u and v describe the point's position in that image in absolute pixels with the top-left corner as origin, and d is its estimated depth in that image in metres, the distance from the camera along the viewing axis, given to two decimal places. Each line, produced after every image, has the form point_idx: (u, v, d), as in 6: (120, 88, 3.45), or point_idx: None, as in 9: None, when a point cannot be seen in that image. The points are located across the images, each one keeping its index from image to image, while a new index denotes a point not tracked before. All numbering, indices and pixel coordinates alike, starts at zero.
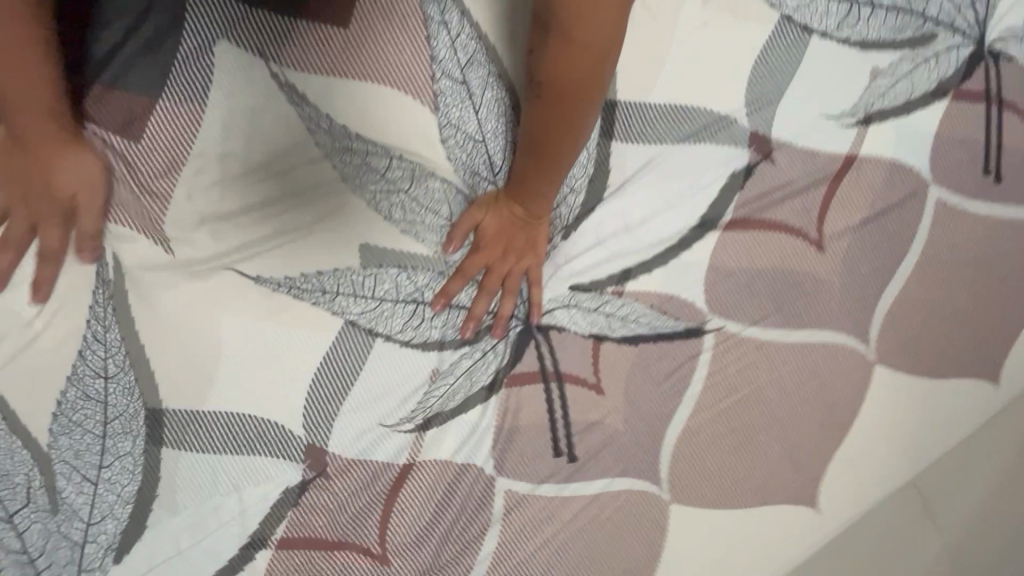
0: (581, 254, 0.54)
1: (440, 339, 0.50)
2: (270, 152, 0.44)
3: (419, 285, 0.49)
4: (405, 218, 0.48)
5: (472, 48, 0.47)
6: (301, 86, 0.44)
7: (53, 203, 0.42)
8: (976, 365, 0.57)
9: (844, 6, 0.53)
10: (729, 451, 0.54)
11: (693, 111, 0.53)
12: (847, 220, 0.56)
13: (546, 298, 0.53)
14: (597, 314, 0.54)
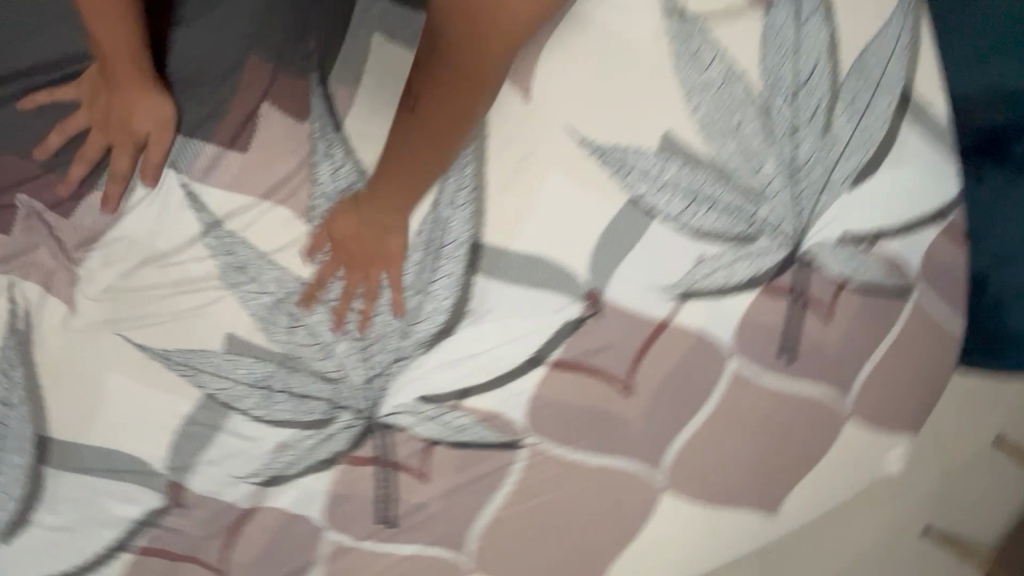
0: (430, 370, 0.62)
1: (289, 419, 0.60)
2: (169, 250, 0.57)
3: (272, 373, 0.59)
4: (266, 318, 0.58)
5: (352, 185, 0.57)
6: (199, 202, 0.56)
7: (128, 134, 0.55)
8: (744, 496, 0.73)
9: (683, 200, 0.61)
10: (527, 534, 0.68)
11: (543, 264, 0.61)
12: (659, 374, 0.66)
13: (393, 404, 0.62)
14: (432, 420, 0.64)
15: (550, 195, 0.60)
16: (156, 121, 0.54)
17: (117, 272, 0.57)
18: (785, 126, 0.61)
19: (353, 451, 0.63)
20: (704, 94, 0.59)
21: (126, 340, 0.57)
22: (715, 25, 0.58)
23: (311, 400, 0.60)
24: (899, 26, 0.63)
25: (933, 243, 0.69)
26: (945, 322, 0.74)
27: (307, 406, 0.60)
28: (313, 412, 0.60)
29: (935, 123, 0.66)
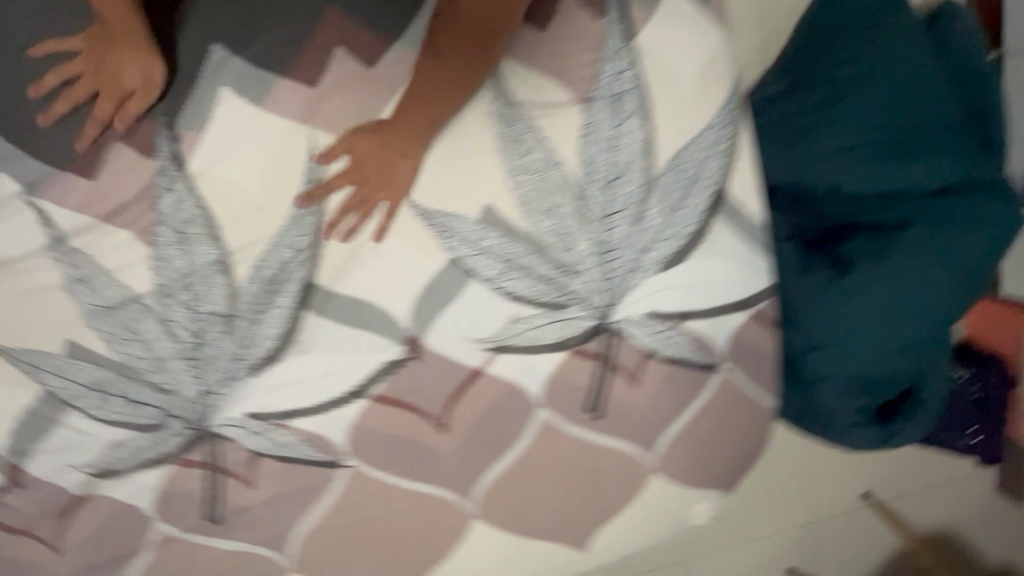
0: (259, 388, 0.69)
1: (121, 419, 0.67)
2: (19, 260, 0.63)
3: (105, 378, 0.66)
4: (103, 329, 0.64)
5: (188, 219, 0.63)
6: (49, 219, 0.63)
7: (116, 86, 0.61)
8: (553, 531, 0.81)
9: (499, 265, 0.68)
10: (343, 544, 0.76)
11: (367, 307, 0.68)
12: (472, 415, 0.73)
13: (223, 416, 0.69)
14: (260, 434, 0.71)
15: (378, 247, 0.66)
16: (143, 78, 0.60)
17: None
18: (598, 210, 0.68)
19: (183, 454, 0.69)
20: (525, 175, 0.66)
21: None
22: (539, 116, 0.65)
23: (141, 405, 0.67)
24: (719, 133, 0.69)
25: (742, 327, 0.76)
26: (755, 398, 0.81)
27: (137, 409, 0.67)
28: (142, 416, 0.67)
29: (749, 222, 0.73)
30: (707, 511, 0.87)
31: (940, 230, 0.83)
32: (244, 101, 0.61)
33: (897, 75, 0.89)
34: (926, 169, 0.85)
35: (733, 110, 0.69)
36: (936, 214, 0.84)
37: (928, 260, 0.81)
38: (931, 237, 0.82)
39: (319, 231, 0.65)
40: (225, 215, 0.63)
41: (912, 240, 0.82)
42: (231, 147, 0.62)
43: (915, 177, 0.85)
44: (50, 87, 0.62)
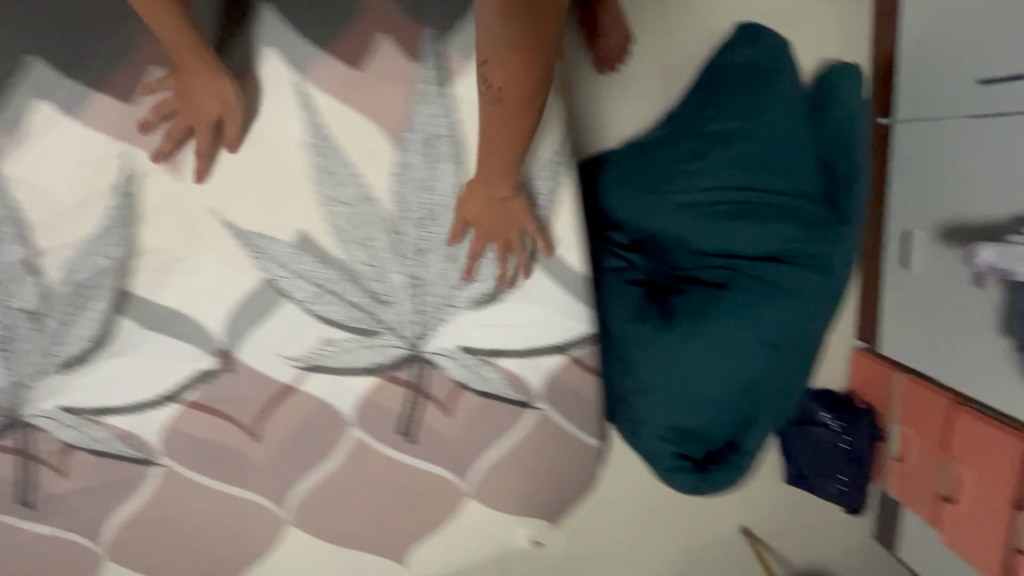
0: (72, 385, 0.71)
1: None
2: None
3: None
4: None
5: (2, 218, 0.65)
6: None
7: (203, 116, 0.63)
8: (370, 547, 0.83)
9: (311, 290, 0.71)
10: (157, 538, 0.79)
11: (182, 317, 0.71)
12: (286, 429, 0.76)
13: (36, 408, 0.71)
14: (71, 429, 0.73)
15: (194, 261, 0.69)
16: (220, 101, 0.63)
17: None
18: (411, 247, 0.72)
19: None
20: (338, 207, 0.70)
21: None
22: (354, 154, 0.68)
23: None
24: (535, 187, 0.73)
25: (559, 369, 0.79)
26: (574, 434, 0.85)
27: None
28: None
29: (566, 270, 0.77)
30: (528, 538, 0.90)
31: (765, 292, 0.88)
32: (62, 110, 0.63)
33: (748, 146, 0.95)
34: (760, 234, 0.91)
35: (552, 166, 0.73)
36: (767, 278, 0.90)
37: (749, 318, 0.87)
38: (755, 298, 0.88)
39: (133, 241, 0.67)
40: (41, 217, 0.65)
41: (739, 297, 0.88)
42: (43, 153, 0.64)
43: (750, 240, 0.92)
44: (148, 119, 0.64)
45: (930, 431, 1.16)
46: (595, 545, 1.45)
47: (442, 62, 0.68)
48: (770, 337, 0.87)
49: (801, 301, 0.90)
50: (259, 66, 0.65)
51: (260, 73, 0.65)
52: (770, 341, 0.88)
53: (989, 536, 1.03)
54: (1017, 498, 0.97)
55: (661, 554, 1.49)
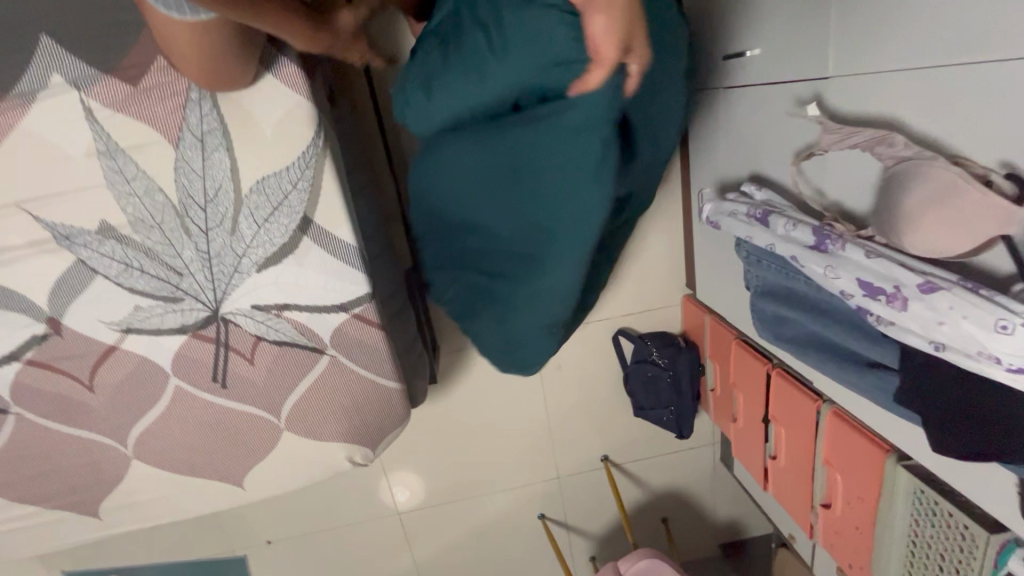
0: None
1: None
2: None
3: None
4: None
5: None
6: None
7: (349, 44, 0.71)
8: (210, 472, 1.03)
9: (117, 267, 0.85)
10: (29, 472, 0.97)
11: (12, 293, 0.84)
12: (113, 380, 0.92)
13: None
14: None
15: (12, 247, 0.82)
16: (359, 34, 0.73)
17: None
18: (200, 228, 0.84)
19: None
20: (131, 198, 0.82)
21: None
22: (136, 152, 0.80)
23: None
24: (300, 174, 0.84)
25: (343, 323, 0.94)
26: (369, 377, 1.00)
27: None
28: None
29: (336, 241, 0.88)
30: (347, 463, 1.08)
31: (533, 144, 0.66)
32: None
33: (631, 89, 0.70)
34: (498, 81, 0.64)
35: (310, 156, 0.84)
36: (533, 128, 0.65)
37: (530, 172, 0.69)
38: (528, 148, 0.67)
39: None
40: None
41: (507, 155, 0.70)
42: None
43: (493, 95, 0.66)
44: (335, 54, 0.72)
45: (724, 363, 1.36)
46: (468, 476, 1.67)
47: None
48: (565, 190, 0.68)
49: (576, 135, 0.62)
50: (48, 88, 0.76)
51: (44, 83, 0.76)
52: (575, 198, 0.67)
53: (755, 447, 1.25)
54: (767, 412, 1.18)
55: (527, 482, 1.71)
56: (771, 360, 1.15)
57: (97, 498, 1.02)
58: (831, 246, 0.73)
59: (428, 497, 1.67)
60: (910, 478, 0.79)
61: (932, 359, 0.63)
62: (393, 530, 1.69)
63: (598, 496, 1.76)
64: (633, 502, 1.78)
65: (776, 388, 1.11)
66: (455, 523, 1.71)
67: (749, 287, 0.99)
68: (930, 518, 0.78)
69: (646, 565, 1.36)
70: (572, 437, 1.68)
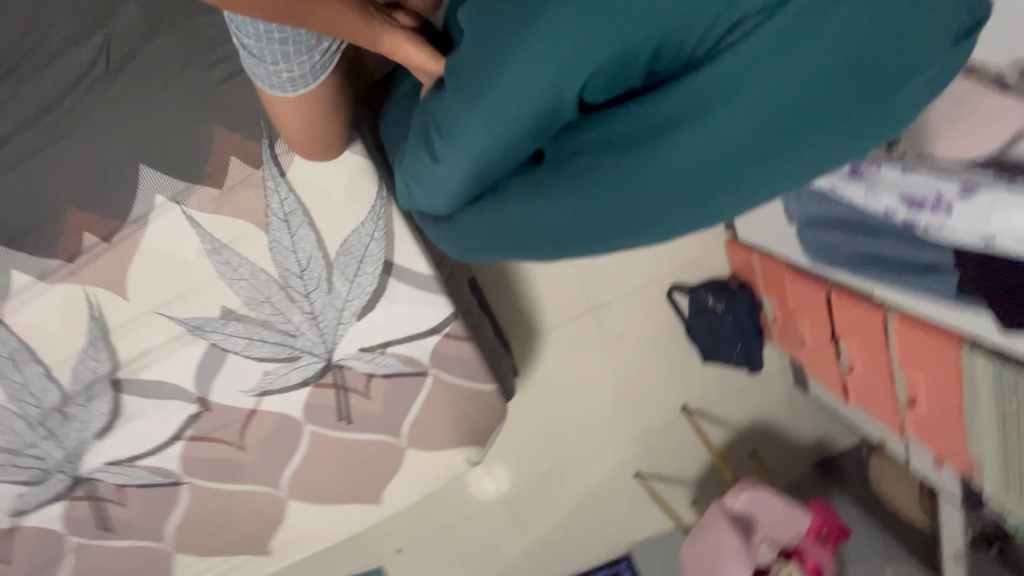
0: (106, 446, 1.02)
1: (13, 479, 1.01)
2: None
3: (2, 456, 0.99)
4: None
5: (16, 352, 0.92)
6: None
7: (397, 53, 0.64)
8: (352, 497, 1.17)
9: (242, 342, 0.98)
10: (205, 530, 1.13)
11: (166, 384, 0.99)
12: (259, 438, 1.06)
13: (90, 465, 1.03)
14: (118, 473, 1.04)
15: (158, 345, 0.96)
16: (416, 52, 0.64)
17: None
18: (301, 294, 0.96)
19: (71, 492, 1.04)
20: (240, 282, 0.94)
21: None
22: (235, 242, 0.91)
23: (25, 470, 1.01)
24: (375, 224, 0.95)
25: (438, 344, 1.05)
26: (469, 384, 1.11)
27: (25, 472, 1.01)
28: (31, 475, 1.01)
29: (416, 274, 1.00)
30: (464, 464, 1.20)
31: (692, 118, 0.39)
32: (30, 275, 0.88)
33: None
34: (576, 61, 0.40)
35: (379, 206, 0.95)
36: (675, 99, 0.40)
37: (702, 152, 0.39)
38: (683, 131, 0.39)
39: (113, 344, 0.95)
40: (41, 345, 0.93)
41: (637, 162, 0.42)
42: (25, 299, 0.90)
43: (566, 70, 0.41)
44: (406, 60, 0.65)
45: (779, 294, 1.42)
46: (562, 452, 1.79)
47: (280, 165, 0.89)
48: (801, 153, 0.39)
49: (809, 48, 0.36)
50: (155, 208, 0.88)
51: (151, 204, 0.88)
52: (822, 147, 0.39)
53: (829, 365, 1.32)
54: (834, 330, 1.24)
55: (617, 446, 1.81)
56: (827, 282, 1.20)
57: (264, 540, 1.17)
58: (866, 171, 0.76)
59: (530, 480, 1.79)
60: (990, 362, 0.86)
61: (986, 253, 0.69)
62: (506, 517, 1.81)
63: (686, 444, 1.85)
64: (719, 442, 1.87)
65: (839, 308, 1.17)
66: (560, 497, 1.83)
67: (794, 221, 1.04)
68: (1014, 393, 0.84)
69: (748, 497, 1.45)
70: (650, 395, 1.77)
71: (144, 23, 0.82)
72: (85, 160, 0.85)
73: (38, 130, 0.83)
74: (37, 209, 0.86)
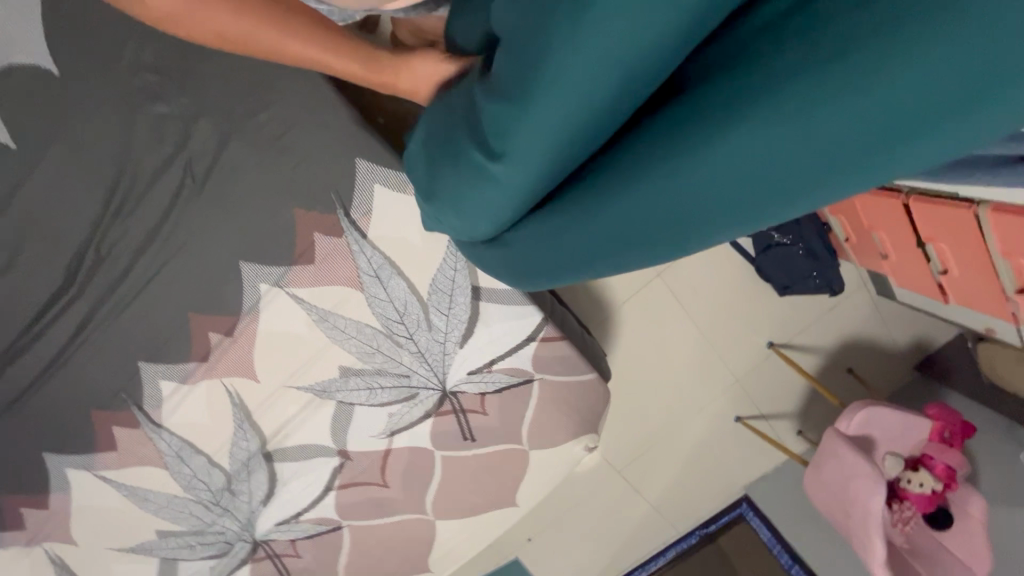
0: (271, 509, 1.13)
1: (205, 554, 1.14)
2: (112, 505, 1.06)
3: (191, 536, 1.12)
4: (174, 514, 1.09)
5: (181, 446, 1.04)
6: (119, 478, 1.05)
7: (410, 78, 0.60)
8: (491, 504, 1.25)
9: (364, 392, 1.06)
10: (371, 562, 1.24)
11: (308, 445, 1.09)
12: (399, 473, 1.15)
13: (262, 529, 1.15)
14: (287, 530, 1.16)
15: (294, 413, 1.06)
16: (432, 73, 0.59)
17: (93, 522, 1.07)
18: (406, 337, 1.03)
19: (253, 554, 1.17)
20: (350, 341, 1.01)
21: (111, 546, 1.10)
22: (338, 307, 0.99)
23: (211, 545, 1.14)
24: (455, 257, 1.00)
25: (536, 350, 1.11)
26: (573, 380, 1.16)
27: (211, 547, 1.14)
28: (217, 548, 1.14)
29: (502, 292, 1.04)
30: (584, 452, 1.26)
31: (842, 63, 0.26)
32: (176, 380, 0.99)
33: None
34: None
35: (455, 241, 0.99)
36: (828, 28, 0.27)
37: (861, 118, 0.26)
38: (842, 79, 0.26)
39: (256, 422, 1.05)
40: (198, 436, 1.04)
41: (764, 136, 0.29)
42: (177, 402, 1.01)
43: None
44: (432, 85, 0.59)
45: (849, 213, 1.39)
46: (660, 415, 1.82)
47: (360, 227, 0.95)
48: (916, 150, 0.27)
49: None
50: (262, 296, 0.96)
51: (258, 293, 0.96)
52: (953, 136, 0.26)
53: (920, 272, 1.29)
54: (918, 238, 1.20)
55: (713, 397, 1.83)
56: (901, 192, 1.17)
57: (421, 559, 1.28)
58: None
59: (636, 449, 1.84)
60: None
61: None
62: (622, 488, 1.87)
63: (781, 379, 1.85)
64: (813, 369, 1.86)
65: (921, 215, 1.14)
66: (668, 458, 1.87)
67: None
68: None
69: (862, 417, 1.44)
70: (734, 341, 1.78)
71: (213, 136, 0.88)
72: (195, 269, 0.93)
73: (148, 256, 0.91)
74: (167, 322, 0.96)
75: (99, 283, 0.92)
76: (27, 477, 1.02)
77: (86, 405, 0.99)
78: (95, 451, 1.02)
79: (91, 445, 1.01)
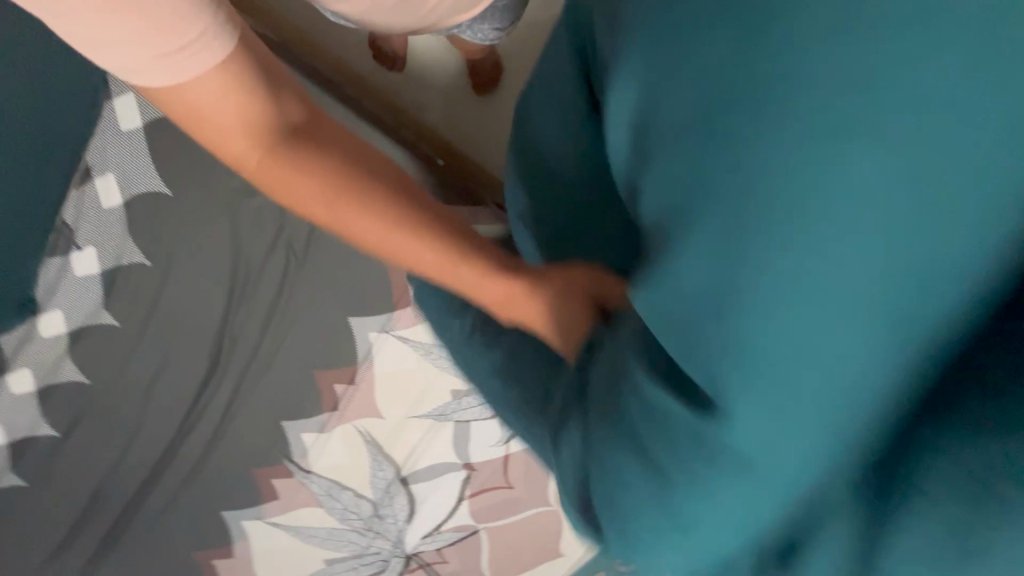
0: (414, 524, 1.20)
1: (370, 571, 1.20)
2: (282, 547, 1.16)
3: (354, 558, 1.18)
4: (335, 541, 1.17)
5: (329, 485, 1.14)
6: (283, 521, 1.15)
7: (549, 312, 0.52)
8: None
9: (475, 409, 1.15)
10: (513, 564, 1.28)
11: (436, 465, 1.18)
12: (521, 475, 1.23)
13: (411, 538, 1.20)
14: (432, 538, 1.22)
15: (418, 440, 1.15)
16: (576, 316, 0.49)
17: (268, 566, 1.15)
18: None
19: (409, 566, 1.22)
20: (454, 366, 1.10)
21: None
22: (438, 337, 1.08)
23: (372, 563, 1.20)
24: None
25: None
26: None
27: (373, 564, 1.20)
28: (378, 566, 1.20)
29: None
30: None
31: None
32: (315, 429, 1.11)
33: None
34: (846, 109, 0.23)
35: None
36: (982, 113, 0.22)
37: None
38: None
39: (387, 453, 1.15)
40: (341, 473, 1.14)
41: None
42: (319, 448, 1.12)
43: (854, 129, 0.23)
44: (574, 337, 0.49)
45: None
46: None
47: None
48: None
49: None
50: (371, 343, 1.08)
51: (368, 343, 1.07)
52: None
53: None
54: None
55: None
56: None
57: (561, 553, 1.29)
58: None
59: None
60: None
61: None
62: None
63: None
64: None
65: None
66: None
67: None
68: None
69: None
70: None
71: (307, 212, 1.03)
72: (313, 329, 1.06)
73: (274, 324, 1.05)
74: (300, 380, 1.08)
75: (241, 355, 1.06)
76: (209, 533, 1.14)
77: (247, 464, 1.12)
78: (261, 501, 1.13)
79: (256, 495, 1.13)
